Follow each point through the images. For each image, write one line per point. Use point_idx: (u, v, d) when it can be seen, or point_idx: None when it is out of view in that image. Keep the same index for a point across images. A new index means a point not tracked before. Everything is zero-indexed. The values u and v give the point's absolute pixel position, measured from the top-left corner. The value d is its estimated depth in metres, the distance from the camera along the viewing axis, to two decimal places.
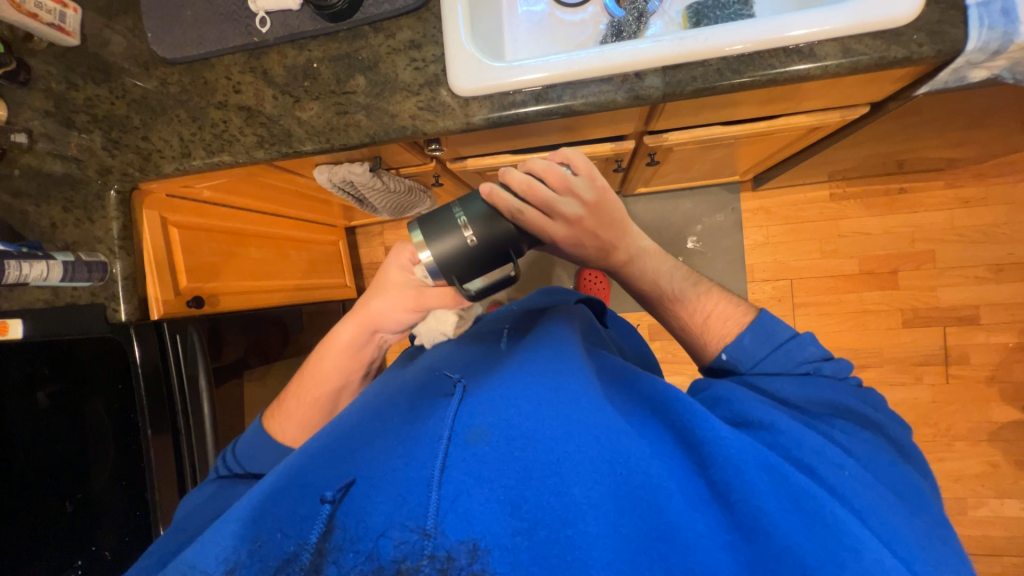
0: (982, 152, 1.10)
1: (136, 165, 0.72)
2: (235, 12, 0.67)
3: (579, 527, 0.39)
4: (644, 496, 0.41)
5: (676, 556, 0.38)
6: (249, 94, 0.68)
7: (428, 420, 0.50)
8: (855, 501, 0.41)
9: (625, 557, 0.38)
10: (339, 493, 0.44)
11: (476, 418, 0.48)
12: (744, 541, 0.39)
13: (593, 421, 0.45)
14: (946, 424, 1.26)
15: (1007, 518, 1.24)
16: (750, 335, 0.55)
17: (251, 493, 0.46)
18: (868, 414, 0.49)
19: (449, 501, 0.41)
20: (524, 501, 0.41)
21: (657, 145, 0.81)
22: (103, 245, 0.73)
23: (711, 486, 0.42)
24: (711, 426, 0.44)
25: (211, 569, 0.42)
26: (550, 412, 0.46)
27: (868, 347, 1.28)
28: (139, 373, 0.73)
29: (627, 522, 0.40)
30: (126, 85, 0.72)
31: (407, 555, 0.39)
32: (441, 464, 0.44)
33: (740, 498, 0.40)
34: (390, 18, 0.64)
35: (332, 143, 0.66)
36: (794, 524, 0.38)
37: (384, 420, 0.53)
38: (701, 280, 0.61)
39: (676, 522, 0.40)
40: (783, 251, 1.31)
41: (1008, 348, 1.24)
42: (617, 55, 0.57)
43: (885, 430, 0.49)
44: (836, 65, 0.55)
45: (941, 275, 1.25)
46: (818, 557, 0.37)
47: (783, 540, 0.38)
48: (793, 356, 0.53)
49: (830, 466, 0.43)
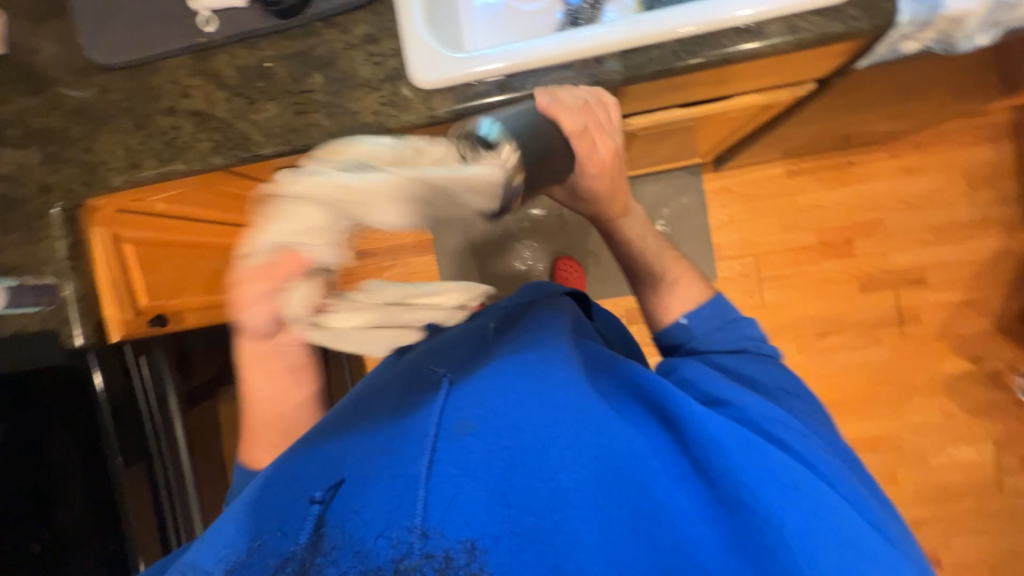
0: (918, 123, 1.18)
1: (80, 179, 0.67)
2: (177, 12, 0.65)
3: (567, 512, 0.40)
4: (632, 476, 0.43)
5: (664, 532, 0.40)
6: (200, 97, 0.65)
7: (412, 419, 0.49)
8: (816, 465, 0.46)
9: (616, 538, 0.39)
10: (328, 494, 0.45)
11: (463, 409, 0.47)
12: (728, 513, 0.42)
13: (578, 406, 0.46)
14: (905, 379, 1.35)
15: (964, 461, 1.34)
16: (707, 308, 0.63)
17: (237, 505, 0.48)
18: (795, 386, 0.58)
19: (438, 495, 0.41)
20: (513, 489, 0.42)
21: (621, 130, 0.83)
22: (51, 267, 0.68)
23: (695, 464, 0.45)
24: (691, 406, 0.47)
25: (212, 569, 0.45)
26: (535, 398, 0.47)
27: (830, 313, 1.35)
28: (103, 402, 0.69)
29: (616, 504, 0.41)
30: (61, 96, 0.67)
31: (405, 554, 0.38)
32: (428, 461, 0.44)
33: (723, 473, 0.43)
34: (343, 14, 0.63)
35: (293, 144, 0.63)
36: (771, 494, 0.42)
37: (368, 418, 0.52)
38: (671, 250, 0.69)
39: (661, 500, 0.42)
40: (747, 229, 1.36)
41: (954, 304, 1.33)
42: (576, 41, 0.58)
43: (809, 400, 0.58)
44: (783, 42, 0.57)
45: (891, 242, 1.33)
46: (794, 523, 0.40)
47: (761, 510, 0.41)
48: (741, 331, 0.61)
49: (788, 433, 0.48)
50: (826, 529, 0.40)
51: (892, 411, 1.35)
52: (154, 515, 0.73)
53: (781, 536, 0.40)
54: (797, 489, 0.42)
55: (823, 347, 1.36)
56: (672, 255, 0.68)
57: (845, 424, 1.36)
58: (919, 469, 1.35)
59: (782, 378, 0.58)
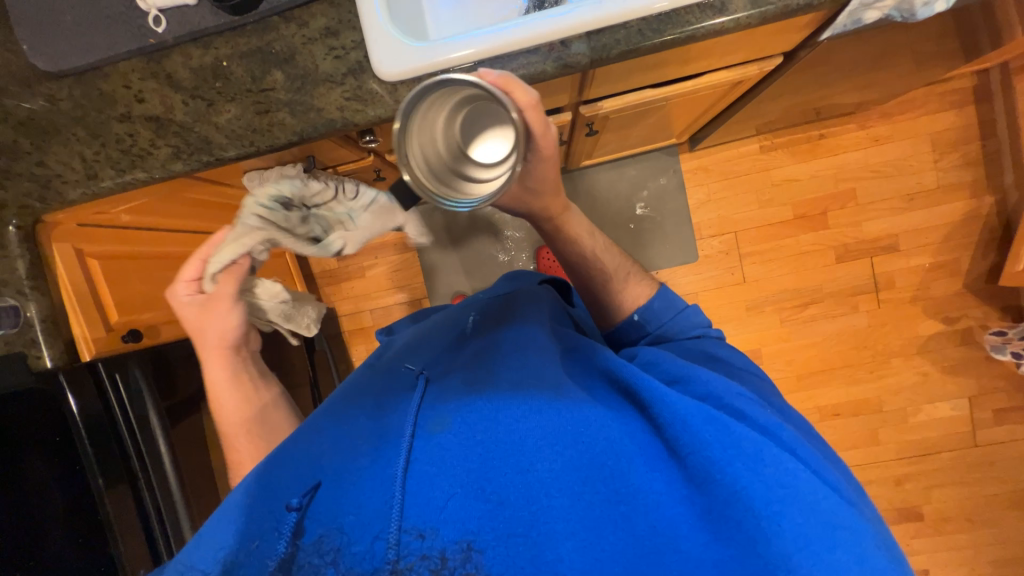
0: (885, 92, 1.20)
1: (35, 194, 0.65)
2: (123, 13, 0.62)
3: (543, 502, 0.41)
4: (606, 462, 0.43)
5: (638, 515, 0.41)
6: (155, 101, 0.62)
7: (390, 420, 0.49)
8: (783, 434, 0.47)
9: (589, 524, 0.40)
10: (306, 499, 0.44)
11: (438, 407, 0.48)
12: (698, 492, 0.42)
13: (554, 395, 0.46)
14: (883, 344, 1.39)
15: (941, 418, 1.39)
16: (657, 301, 0.67)
17: (219, 517, 0.44)
18: (751, 368, 0.61)
19: (416, 497, 0.42)
20: (489, 483, 0.42)
21: (593, 114, 0.82)
22: (11, 287, 0.66)
23: (667, 445, 0.45)
24: (656, 386, 0.46)
25: (210, 569, 0.42)
26: (508, 391, 0.47)
27: (809, 284, 1.38)
28: (78, 426, 0.67)
29: (591, 491, 0.41)
30: (7, 108, 0.64)
31: (401, 555, 0.39)
32: (405, 461, 0.44)
33: (691, 451, 0.43)
34: (300, 6, 0.61)
35: (257, 146, 0.62)
36: (737, 468, 0.41)
37: (344, 421, 0.52)
38: (614, 247, 0.70)
39: (636, 484, 0.42)
40: (725, 206, 1.37)
41: (926, 268, 1.37)
42: (541, 24, 0.57)
43: (764, 378, 0.61)
44: (747, 16, 0.57)
45: (864, 211, 1.36)
46: (761, 495, 0.40)
47: (732, 486, 0.40)
48: (689, 319, 0.67)
49: (756, 408, 0.49)
50: (791, 496, 0.40)
51: (872, 375, 1.39)
52: (142, 536, 0.71)
53: (749, 506, 0.40)
54: (766, 462, 0.41)
55: (804, 318, 1.39)
56: (617, 250, 0.70)
57: (829, 390, 1.40)
58: (899, 429, 1.40)
59: (737, 360, 0.62)
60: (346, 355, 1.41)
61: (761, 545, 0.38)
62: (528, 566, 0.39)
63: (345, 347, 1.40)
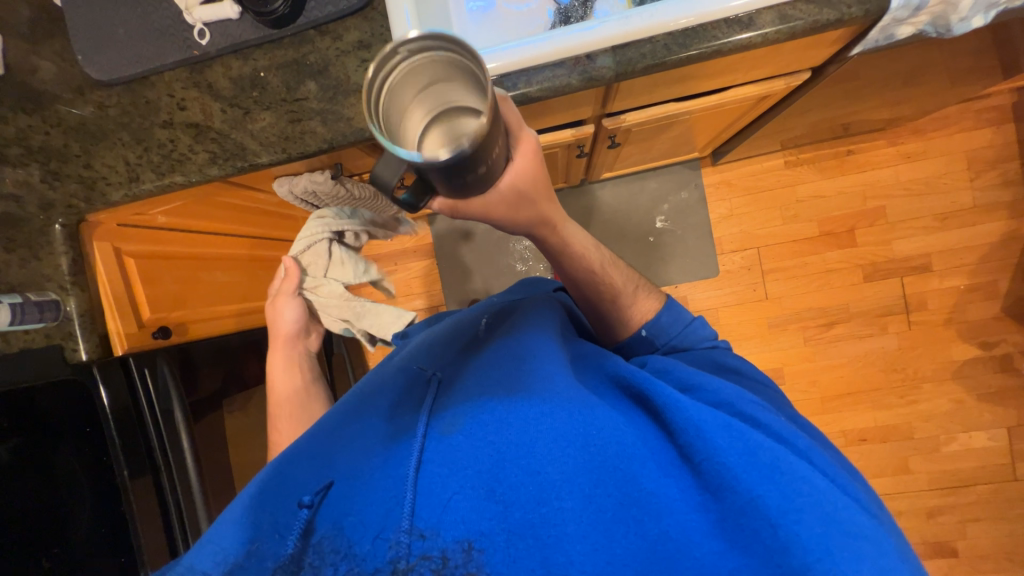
0: (918, 109, 1.17)
1: (81, 195, 0.68)
2: (170, 26, 0.65)
3: (554, 504, 0.41)
4: (618, 466, 0.42)
5: (651, 520, 0.40)
6: (196, 110, 0.65)
7: (403, 421, 0.50)
8: (800, 442, 0.45)
9: (600, 528, 0.40)
10: (317, 497, 0.45)
11: (449, 409, 0.48)
12: (713, 500, 0.40)
13: (566, 397, 0.45)
14: (913, 368, 1.33)
15: (977, 449, 1.32)
16: (665, 316, 0.66)
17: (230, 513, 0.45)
18: (757, 376, 0.61)
19: (424, 497, 0.42)
20: (498, 483, 0.42)
21: (616, 127, 0.83)
22: (53, 283, 0.69)
23: (681, 452, 0.43)
24: (669, 392, 0.46)
25: (210, 570, 0.42)
26: (519, 394, 0.46)
27: (835, 304, 1.34)
28: (110, 417, 0.69)
29: (602, 493, 0.41)
30: (59, 114, 0.68)
31: (404, 556, 0.40)
32: (417, 461, 0.44)
33: (705, 457, 0.41)
34: (335, 20, 0.64)
35: (289, 153, 0.64)
36: (754, 475, 0.39)
37: (358, 419, 0.53)
38: (617, 260, 0.68)
39: (649, 489, 0.41)
40: (748, 222, 1.35)
41: (961, 290, 1.32)
42: (567, 39, 0.58)
43: (773, 387, 0.60)
44: (775, 31, 0.57)
45: (894, 229, 1.32)
46: (778, 503, 0.38)
47: (748, 494, 0.39)
48: (697, 333, 0.66)
49: (771, 415, 0.48)
50: (811, 504, 0.38)
51: (902, 401, 1.34)
52: (163, 528, 0.73)
53: (766, 515, 0.38)
54: (783, 470, 0.40)
55: (829, 338, 1.35)
56: (622, 266, 0.68)
57: (857, 415, 1.34)
58: (931, 458, 1.33)
59: (743, 369, 0.62)
60: (363, 359, 1.42)
61: (779, 556, 0.37)
62: (539, 567, 0.39)
63: (362, 351, 1.42)
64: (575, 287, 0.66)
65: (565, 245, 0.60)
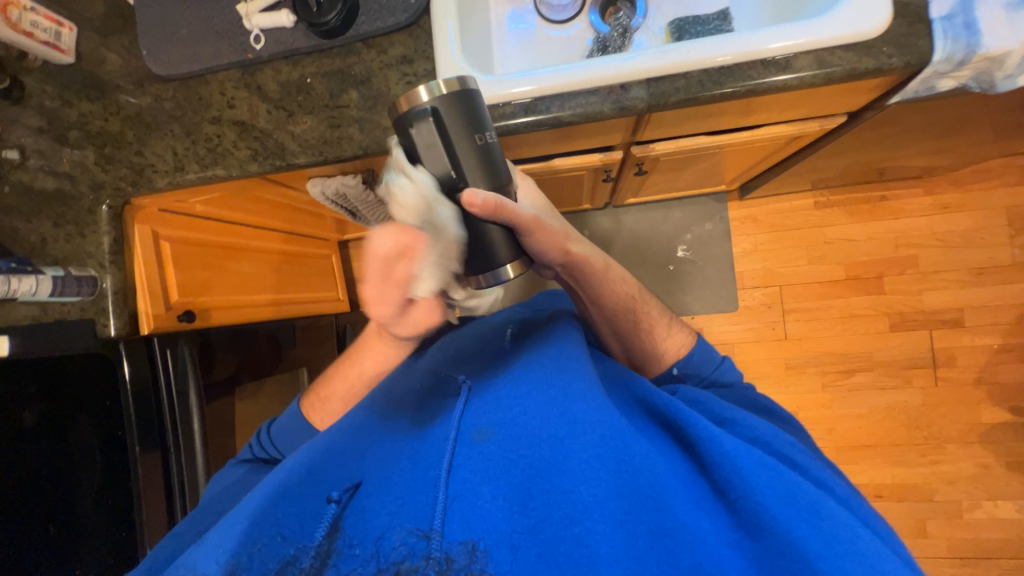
0: (957, 160, 1.15)
1: (129, 180, 0.72)
2: (230, 30, 0.69)
3: (587, 524, 0.40)
4: (652, 495, 0.41)
5: (686, 552, 0.39)
6: (243, 108, 0.69)
7: (435, 427, 0.53)
8: (839, 491, 0.47)
9: (632, 555, 0.38)
10: (346, 494, 0.48)
11: (482, 417, 0.50)
12: (749, 538, 0.40)
13: (599, 418, 0.46)
14: (937, 427, 1.27)
15: (1002, 519, 1.25)
16: (697, 353, 0.67)
17: (229, 520, 0.45)
18: (791, 419, 0.63)
19: (454, 501, 0.44)
20: (530, 498, 0.43)
21: (644, 155, 0.83)
22: (94, 260, 0.73)
23: (714, 487, 0.44)
24: (704, 425, 0.47)
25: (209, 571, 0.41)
26: (553, 408, 0.48)
27: (858, 351, 1.30)
28: (127, 390, 0.73)
29: (635, 520, 0.40)
30: (120, 102, 0.73)
31: (406, 556, 0.41)
32: (447, 464, 0.47)
33: (742, 494, 0.42)
34: (382, 35, 0.66)
35: (325, 156, 0.67)
36: (793, 516, 0.39)
37: (389, 423, 0.56)
38: (647, 297, 0.69)
39: (683, 520, 0.40)
40: (772, 258, 1.33)
41: (993, 349, 1.26)
42: (603, 69, 0.60)
43: (804, 432, 0.63)
44: (812, 76, 0.57)
45: (925, 279, 1.28)
46: (819, 548, 0.37)
47: (787, 534, 0.38)
48: (726, 375, 0.67)
49: (807, 458, 0.50)
50: (853, 552, 0.37)
51: (923, 459, 1.27)
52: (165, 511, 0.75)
53: (806, 559, 0.37)
54: (822, 513, 0.40)
55: (849, 386, 1.30)
56: (653, 300, 0.69)
57: (874, 469, 1.28)
58: (951, 523, 1.26)
59: (778, 413, 0.64)
60: None
61: None
62: None
63: None
64: (610, 317, 0.65)
65: (600, 266, 0.61)
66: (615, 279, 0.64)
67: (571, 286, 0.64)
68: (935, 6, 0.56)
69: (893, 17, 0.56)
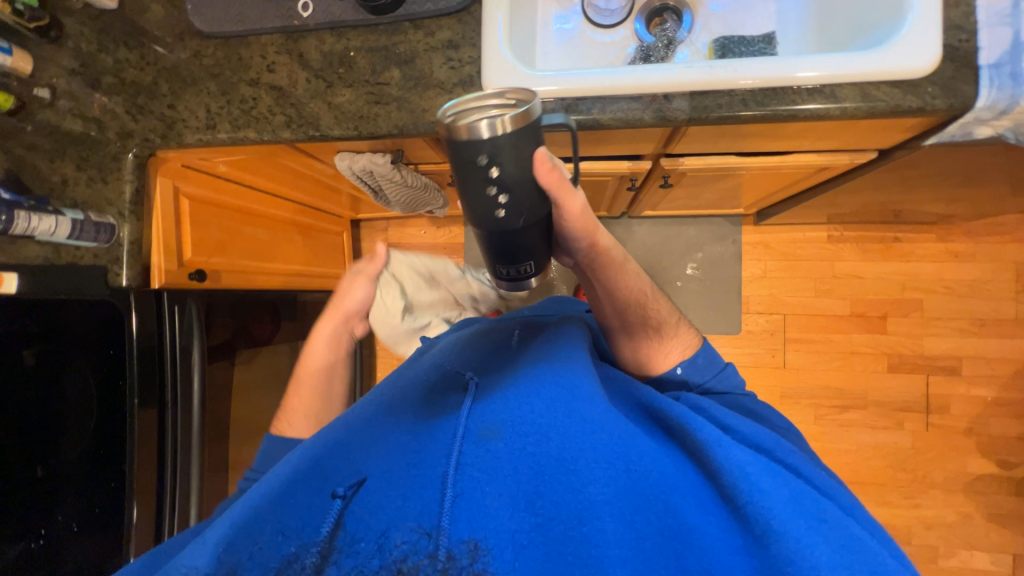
0: (973, 211, 1.16)
1: (158, 131, 0.72)
2: None
3: (595, 523, 0.42)
4: (659, 498, 0.43)
5: (692, 556, 0.40)
6: (283, 74, 0.69)
7: (441, 422, 0.52)
8: (842, 499, 0.48)
9: (640, 555, 0.40)
10: (350, 490, 0.47)
11: (488, 415, 0.50)
12: (756, 545, 0.40)
13: (606, 423, 0.47)
14: (923, 471, 1.28)
15: (976, 569, 1.26)
16: (701, 357, 0.68)
17: (229, 513, 0.46)
18: (787, 424, 0.65)
19: (460, 500, 0.44)
20: (538, 497, 0.44)
21: (672, 168, 0.83)
22: (113, 208, 0.74)
23: (721, 493, 0.44)
24: (710, 430, 0.47)
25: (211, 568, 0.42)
26: (562, 411, 0.49)
27: (853, 388, 1.31)
28: (134, 344, 0.72)
29: (642, 521, 0.42)
30: (156, 54, 0.72)
31: (408, 554, 0.41)
32: (454, 462, 0.46)
33: (749, 500, 0.41)
34: (431, 17, 0.67)
35: (359, 131, 0.66)
36: (800, 526, 0.40)
37: (392, 419, 0.56)
38: (660, 295, 0.70)
39: (690, 524, 0.41)
40: (779, 286, 1.34)
41: (987, 402, 1.28)
42: (647, 76, 0.60)
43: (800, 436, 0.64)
44: (855, 107, 0.58)
45: (928, 324, 1.29)
46: (829, 558, 0.38)
47: (793, 543, 0.38)
48: (729, 380, 0.68)
49: (811, 469, 0.51)
50: (855, 562, 0.38)
51: (905, 501, 1.28)
52: (156, 467, 0.74)
53: (815, 568, 0.37)
54: (829, 526, 0.41)
55: (841, 422, 1.31)
56: (665, 300, 0.70)
57: None
58: (926, 567, 1.27)
59: (781, 425, 0.64)
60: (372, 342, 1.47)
61: None
62: None
63: (372, 334, 1.47)
64: (621, 309, 0.66)
65: (621, 259, 0.62)
66: (631, 274, 0.65)
67: (587, 277, 0.64)
68: (984, 53, 0.56)
69: (942, 58, 0.57)
